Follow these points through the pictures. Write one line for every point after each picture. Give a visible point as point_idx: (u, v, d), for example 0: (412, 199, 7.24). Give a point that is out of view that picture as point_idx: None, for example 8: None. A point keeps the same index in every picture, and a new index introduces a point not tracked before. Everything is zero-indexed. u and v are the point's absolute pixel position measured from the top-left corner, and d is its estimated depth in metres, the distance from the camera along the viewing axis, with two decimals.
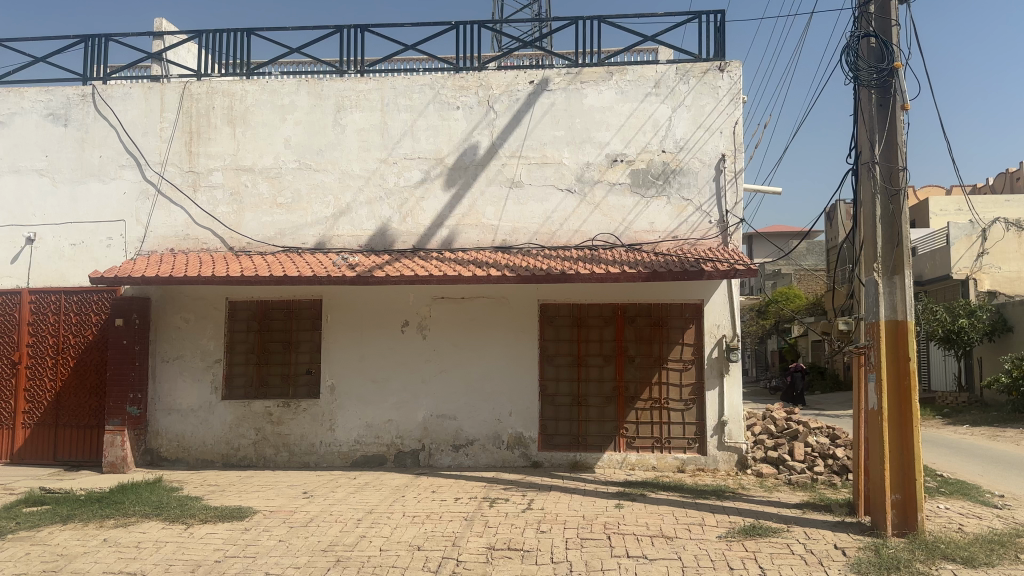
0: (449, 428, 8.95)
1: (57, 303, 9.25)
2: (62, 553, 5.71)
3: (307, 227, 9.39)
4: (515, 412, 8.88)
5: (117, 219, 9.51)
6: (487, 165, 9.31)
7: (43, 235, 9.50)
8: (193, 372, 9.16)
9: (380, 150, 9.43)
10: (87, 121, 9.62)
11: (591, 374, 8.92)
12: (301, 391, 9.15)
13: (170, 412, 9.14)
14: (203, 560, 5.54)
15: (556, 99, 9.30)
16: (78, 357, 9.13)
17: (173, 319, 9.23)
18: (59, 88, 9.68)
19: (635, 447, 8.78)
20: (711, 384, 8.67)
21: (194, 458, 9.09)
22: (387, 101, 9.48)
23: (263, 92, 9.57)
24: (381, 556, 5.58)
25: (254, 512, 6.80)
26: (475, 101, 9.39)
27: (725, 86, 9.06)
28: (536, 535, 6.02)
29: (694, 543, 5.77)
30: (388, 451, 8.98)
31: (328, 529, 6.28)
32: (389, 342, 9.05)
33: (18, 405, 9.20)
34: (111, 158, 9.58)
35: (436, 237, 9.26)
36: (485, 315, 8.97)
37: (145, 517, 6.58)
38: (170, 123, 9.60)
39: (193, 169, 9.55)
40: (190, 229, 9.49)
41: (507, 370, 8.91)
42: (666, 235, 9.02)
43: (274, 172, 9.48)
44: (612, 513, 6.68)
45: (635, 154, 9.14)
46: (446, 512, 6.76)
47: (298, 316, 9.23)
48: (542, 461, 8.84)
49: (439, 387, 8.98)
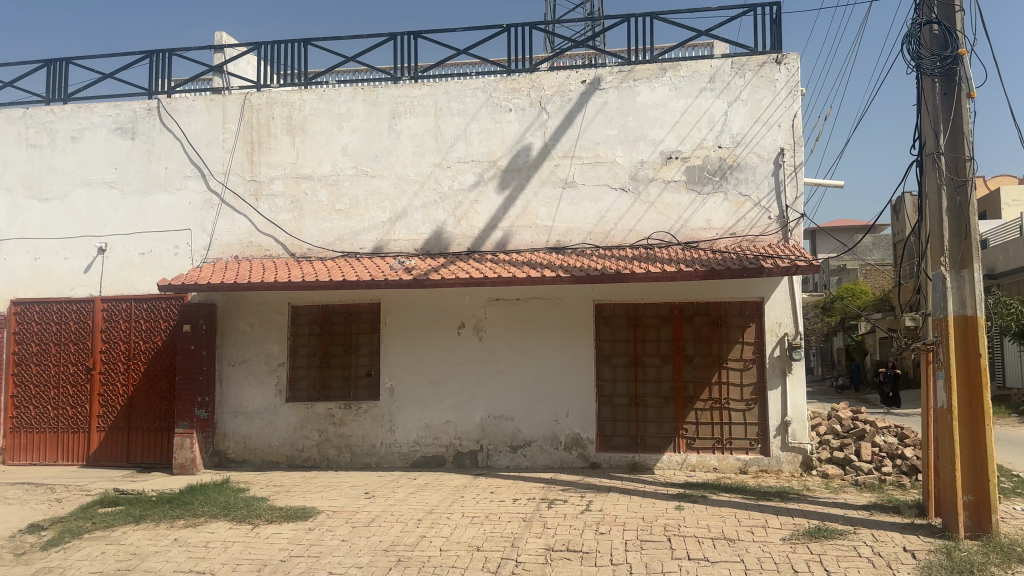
0: (507, 429, 8.96)
1: (127, 311, 9.60)
2: (136, 552, 5.92)
3: (364, 232, 9.53)
4: (573, 413, 8.85)
5: (184, 228, 9.80)
6: (540, 166, 9.30)
7: (114, 245, 9.83)
8: (257, 376, 9.38)
9: (435, 154, 9.52)
10: (153, 134, 9.95)
11: (649, 374, 8.82)
12: (361, 393, 9.29)
13: (236, 415, 9.38)
14: (269, 559, 5.67)
15: (609, 97, 9.24)
16: (149, 362, 9.45)
17: (237, 324, 9.48)
18: (126, 102, 10.04)
19: (695, 448, 8.65)
20: (774, 383, 8.51)
21: (260, 459, 9.30)
22: (441, 105, 9.56)
23: (321, 101, 9.75)
24: (441, 557, 5.62)
25: (317, 512, 6.93)
26: (527, 102, 9.40)
27: (783, 79, 8.89)
28: (596, 536, 6.00)
29: (757, 545, 5.68)
30: (448, 452, 9.05)
31: (389, 529, 6.35)
32: (446, 345, 9.12)
33: (92, 409, 9.56)
34: (176, 169, 9.89)
35: (490, 238, 9.30)
36: (541, 315, 8.97)
37: (213, 518, 6.76)
38: (232, 134, 9.86)
39: (254, 178, 9.78)
40: (254, 237, 9.72)
41: (564, 371, 8.88)
42: (724, 232, 8.88)
43: (332, 179, 9.65)
44: (671, 516, 6.59)
45: (690, 151, 9.03)
46: (504, 513, 6.77)
47: (357, 320, 9.37)
48: (600, 461, 8.79)
49: (497, 388, 9.01)
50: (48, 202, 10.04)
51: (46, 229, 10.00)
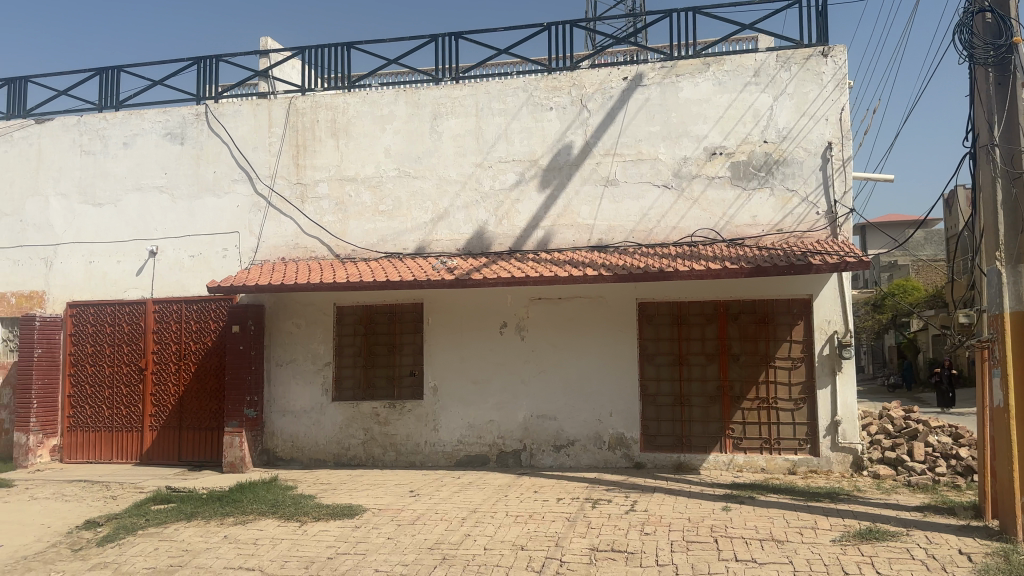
0: (550, 428, 8.94)
1: (178, 312, 9.82)
2: (188, 548, 6.05)
3: (407, 233, 9.60)
4: (616, 413, 8.80)
5: (232, 231, 9.98)
6: (582, 164, 9.26)
7: (165, 249, 10.07)
8: (304, 375, 9.52)
9: (476, 154, 9.54)
10: (202, 139, 10.16)
11: (695, 373, 8.72)
12: (406, 392, 9.36)
13: (284, 414, 9.53)
14: (316, 557, 5.74)
15: (651, 94, 9.17)
16: (199, 362, 9.65)
17: (284, 325, 9.62)
18: (175, 108, 10.27)
19: (743, 448, 8.53)
20: (823, 382, 8.35)
21: (308, 457, 9.43)
22: (482, 105, 9.57)
23: (364, 103, 9.85)
24: (485, 555, 5.64)
25: (363, 510, 7.00)
26: (568, 100, 9.37)
27: (830, 71, 8.72)
28: (641, 537, 5.95)
29: (806, 546, 5.57)
30: (491, 451, 9.07)
31: (433, 527, 6.39)
32: (489, 345, 9.13)
33: (145, 409, 9.79)
34: (224, 173, 10.08)
35: (532, 238, 9.29)
36: (583, 314, 8.93)
37: (262, 515, 6.87)
38: (278, 138, 10.02)
39: (300, 181, 9.92)
40: (300, 239, 9.86)
41: (607, 371, 8.83)
42: (771, 228, 8.74)
43: (375, 180, 9.74)
44: (718, 516, 6.50)
45: (735, 146, 8.90)
46: (548, 512, 6.76)
47: (401, 320, 9.45)
48: (645, 461, 8.71)
49: (539, 387, 9.00)
50: (101, 206, 10.31)
51: (100, 233, 10.28)
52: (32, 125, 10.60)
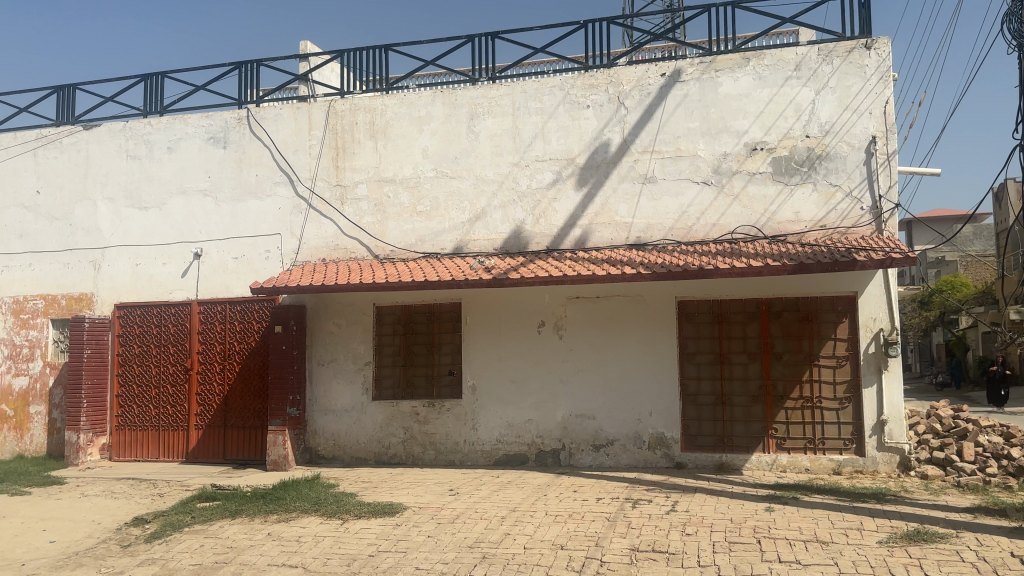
0: (589, 428, 8.91)
1: (222, 313, 9.99)
2: (233, 545, 6.16)
3: (445, 233, 9.64)
4: (656, 412, 8.73)
5: (274, 233, 10.12)
6: (619, 162, 9.21)
7: (209, 251, 10.25)
8: (345, 375, 9.62)
9: (513, 153, 9.54)
10: (243, 142, 10.32)
11: (736, 372, 8.61)
12: (444, 391, 9.40)
13: (325, 412, 9.65)
14: (358, 554, 5.80)
15: (689, 90, 9.07)
16: (243, 362, 9.81)
17: (325, 325, 9.74)
18: (218, 113, 10.45)
19: (786, 448, 8.40)
20: (869, 381, 8.19)
21: (349, 456, 9.53)
22: (518, 105, 9.57)
23: (401, 105, 9.92)
24: (525, 554, 5.63)
25: (404, 508, 7.04)
26: (605, 98, 9.32)
27: (873, 64, 8.54)
28: (682, 537, 5.89)
29: (852, 547, 5.47)
30: (530, 451, 9.07)
31: (473, 526, 6.41)
32: (528, 344, 9.13)
33: (191, 408, 9.99)
34: (266, 176, 10.22)
35: (570, 236, 9.26)
36: (622, 313, 8.88)
37: (305, 513, 6.96)
38: (318, 140, 10.14)
39: (339, 183, 10.02)
40: (339, 240, 9.96)
41: (647, 370, 8.77)
42: (814, 225, 8.59)
43: (413, 181, 9.80)
44: (761, 517, 6.42)
45: (776, 142, 8.77)
46: (589, 512, 6.73)
47: (439, 319, 9.49)
48: (686, 461, 8.63)
49: (578, 387, 8.97)
50: (147, 210, 10.54)
51: (147, 236, 10.50)
52: (80, 131, 10.87)
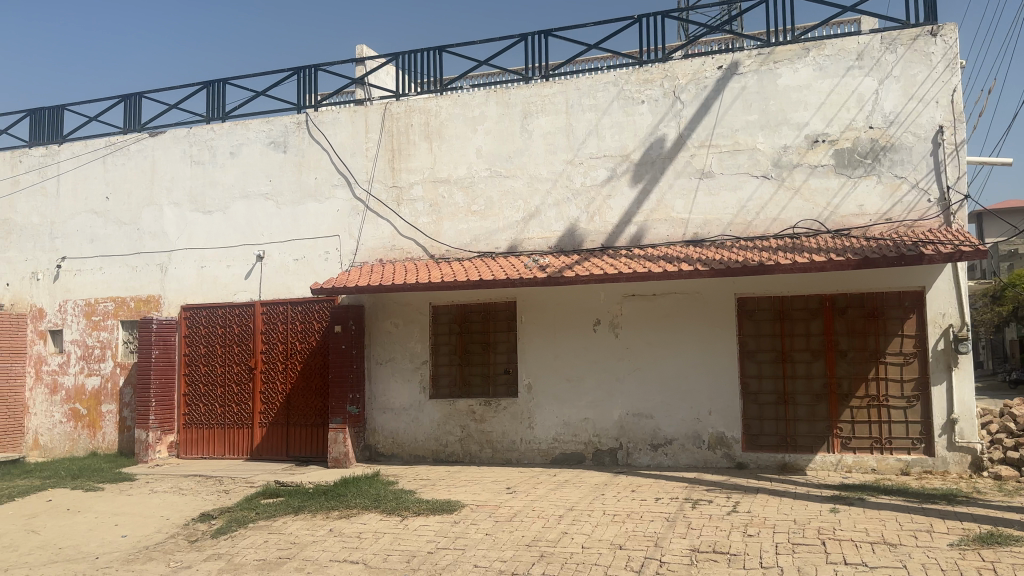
0: (647, 427, 8.83)
1: (284, 313, 10.21)
2: (296, 541, 6.29)
3: (499, 232, 9.67)
4: (716, 411, 8.60)
5: (333, 234, 10.29)
6: (675, 157, 9.10)
7: (271, 253, 10.49)
8: (403, 374, 9.73)
9: (567, 151, 9.51)
10: (302, 146, 10.53)
11: (799, 370, 8.43)
12: (501, 390, 9.43)
13: (384, 411, 9.78)
14: (417, 551, 5.86)
15: (747, 82, 8.92)
16: (304, 361, 10.01)
17: (383, 325, 9.86)
18: (278, 118, 10.69)
19: (851, 448, 8.18)
20: (938, 378, 7.93)
21: (407, 453, 9.64)
22: (572, 102, 9.54)
23: (456, 105, 9.99)
24: (583, 554, 5.61)
25: (462, 505, 7.09)
26: (660, 93, 9.22)
27: (939, 51, 8.26)
28: (743, 538, 5.79)
29: (921, 550, 5.30)
30: (587, 449, 9.03)
31: (531, 524, 6.41)
32: (584, 342, 9.09)
33: (255, 406, 10.23)
34: (324, 179, 10.41)
35: (625, 234, 9.19)
36: (679, 311, 8.77)
37: (365, 509, 7.07)
38: (374, 143, 10.28)
39: (395, 184, 10.14)
40: (396, 241, 10.08)
41: (705, 368, 8.64)
42: (879, 218, 8.35)
43: (468, 181, 9.86)
44: (825, 518, 6.27)
45: (838, 133, 8.55)
46: (647, 512, 6.67)
47: (495, 318, 9.52)
48: (747, 462, 8.48)
49: (635, 385, 8.90)
50: (211, 214, 10.83)
51: (211, 239, 10.80)
52: (147, 138, 11.24)
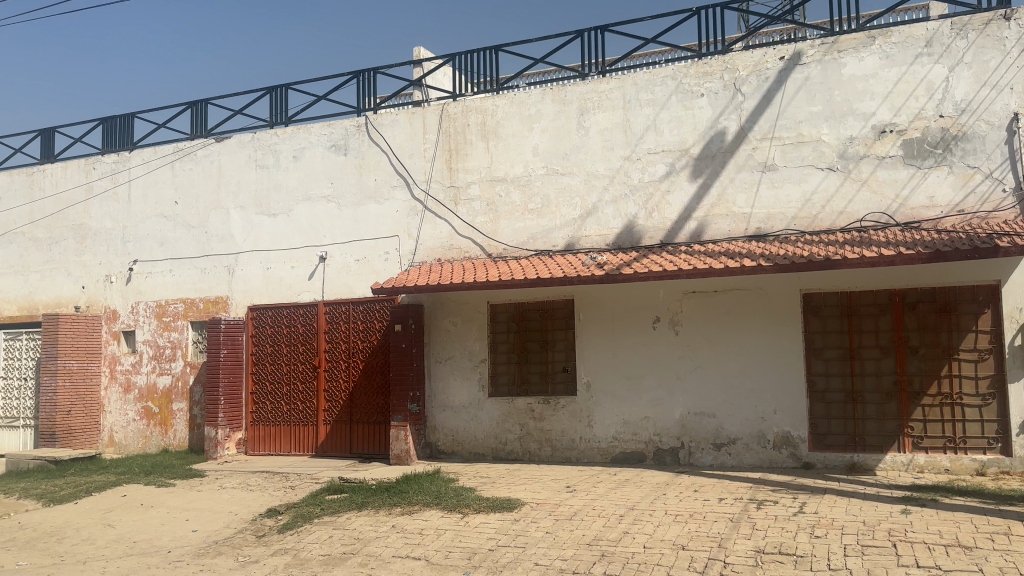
0: (709, 426, 8.71)
1: (346, 313, 10.40)
2: (360, 536, 6.40)
3: (556, 230, 9.65)
4: (781, 410, 8.43)
5: (392, 235, 10.43)
6: (736, 150, 8.94)
7: (333, 254, 10.69)
8: (463, 372, 9.81)
9: (624, 147, 9.44)
10: (362, 149, 10.70)
11: (867, 368, 8.20)
12: (559, 388, 9.42)
13: (444, 409, 9.87)
14: (478, 548, 5.90)
15: (810, 72, 8.71)
16: (366, 360, 10.18)
17: (442, 324, 9.95)
18: (338, 121, 10.89)
19: (924, 447, 7.92)
20: (1016, 375, 7.65)
21: (467, 451, 9.71)
22: (629, 97, 9.46)
23: (512, 104, 10.01)
24: (645, 554, 5.57)
25: (522, 503, 7.11)
26: (720, 86, 9.07)
27: (1014, 36, 7.96)
28: (810, 540, 5.66)
29: (999, 553, 5.10)
30: (648, 448, 8.96)
31: (592, 523, 6.39)
32: (643, 340, 9.02)
33: (319, 404, 10.45)
34: (383, 180, 10.56)
35: (685, 230, 9.07)
36: (742, 308, 8.62)
37: (427, 506, 7.15)
38: (432, 143, 10.38)
39: (453, 184, 10.22)
40: (454, 240, 10.15)
41: (769, 366, 8.48)
42: (950, 209, 8.07)
43: (524, 180, 9.87)
44: (896, 519, 6.08)
45: (906, 123, 8.29)
46: (710, 512, 6.58)
47: (553, 316, 9.51)
48: (813, 462, 8.29)
49: (697, 384, 8.78)
50: (275, 216, 11.09)
51: (275, 241, 11.06)
52: (213, 144, 11.57)
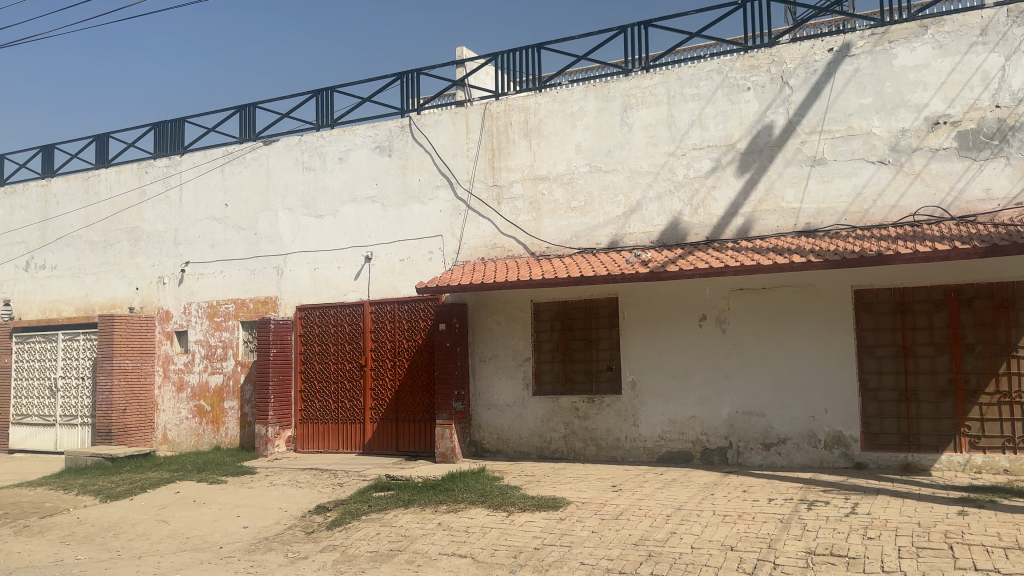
0: (758, 425, 8.59)
1: (391, 312, 10.51)
2: (406, 534, 6.47)
3: (600, 228, 9.61)
4: (832, 409, 8.28)
5: (436, 234, 10.50)
6: (784, 145, 8.80)
7: (378, 254, 10.80)
8: (507, 371, 9.83)
9: (668, 143, 9.36)
10: (406, 149, 10.80)
11: (922, 366, 8.00)
12: (604, 387, 9.38)
13: (489, 407, 9.91)
14: (524, 547, 5.91)
15: (860, 64, 8.53)
16: (411, 358, 10.27)
17: (486, 322, 9.99)
18: (383, 123, 11.01)
19: (981, 447, 7.70)
20: None
21: (512, 450, 9.74)
22: (674, 93, 9.38)
23: (555, 102, 10.01)
24: (693, 554, 5.52)
25: (567, 502, 7.10)
26: (767, 79, 8.93)
27: None
28: (863, 541, 5.55)
29: None
30: (695, 448, 8.87)
31: (638, 523, 6.35)
32: (689, 338, 8.93)
33: (366, 402, 10.57)
34: (427, 181, 10.64)
35: (732, 226, 8.96)
36: (791, 305, 8.48)
37: (473, 504, 7.19)
38: (475, 143, 10.42)
39: (496, 183, 10.25)
40: (497, 239, 10.18)
41: (820, 364, 8.33)
42: (1008, 202, 7.82)
43: (567, 178, 9.85)
44: (953, 521, 5.92)
45: (961, 114, 8.06)
46: (759, 513, 6.48)
47: (597, 315, 9.48)
48: (866, 462, 8.12)
49: (745, 383, 8.67)
50: (322, 217, 11.26)
51: (321, 242, 11.23)
52: (261, 147, 11.79)
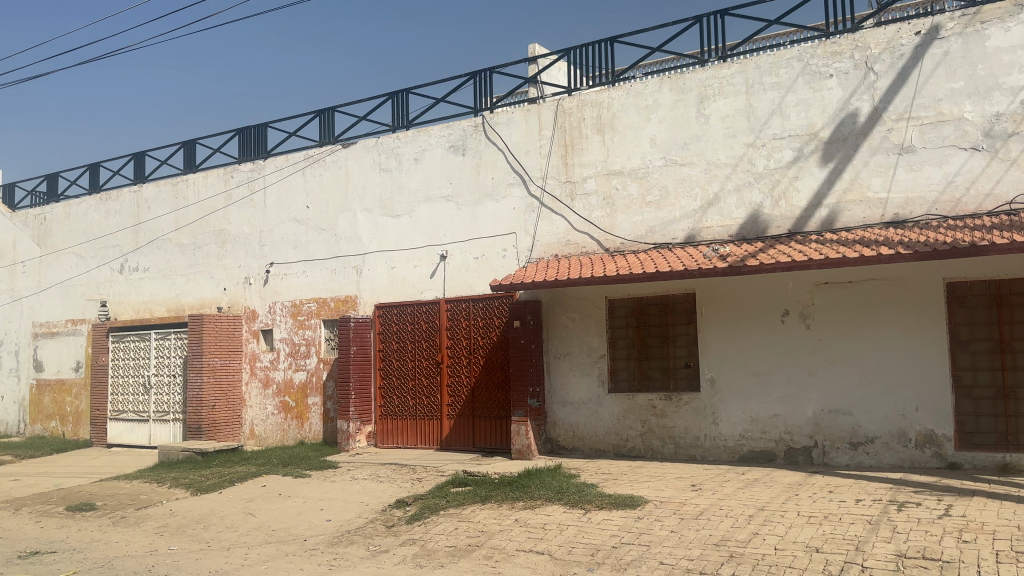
0: (845, 424, 8.32)
1: (467, 310, 10.62)
2: (484, 529, 6.53)
3: (675, 222, 9.48)
4: (924, 407, 7.95)
5: (510, 232, 10.55)
6: (869, 133, 8.49)
7: (453, 252, 10.93)
8: (582, 368, 9.80)
9: (747, 134, 9.15)
10: (480, 148, 10.89)
11: (1021, 362, 7.66)
12: (681, 384, 9.26)
13: (565, 404, 9.90)
14: (601, 545, 5.89)
15: (950, 46, 8.16)
16: (487, 355, 10.36)
17: (560, 319, 9.98)
18: (457, 122, 11.13)
19: None
20: None
21: (589, 447, 9.70)
22: (752, 82, 9.16)
23: (629, 96, 9.91)
24: (776, 555, 5.39)
25: (645, 500, 7.04)
26: (850, 65, 8.63)
27: None
28: (958, 544, 5.31)
29: None
30: (778, 447, 8.65)
31: (718, 523, 6.24)
32: (771, 335, 8.72)
33: (443, 399, 10.71)
34: (501, 179, 10.69)
35: (814, 218, 8.70)
36: (878, 299, 8.17)
37: (549, 501, 7.20)
38: (548, 140, 10.42)
39: (569, 179, 10.22)
40: (571, 236, 10.15)
41: (910, 360, 8.01)
42: None
43: (642, 172, 9.75)
44: None
45: None
46: (846, 514, 6.29)
47: (673, 311, 9.35)
48: (961, 462, 7.76)
49: (830, 380, 8.41)
50: (398, 217, 11.46)
51: (398, 241, 11.43)
52: (340, 149, 12.08)
